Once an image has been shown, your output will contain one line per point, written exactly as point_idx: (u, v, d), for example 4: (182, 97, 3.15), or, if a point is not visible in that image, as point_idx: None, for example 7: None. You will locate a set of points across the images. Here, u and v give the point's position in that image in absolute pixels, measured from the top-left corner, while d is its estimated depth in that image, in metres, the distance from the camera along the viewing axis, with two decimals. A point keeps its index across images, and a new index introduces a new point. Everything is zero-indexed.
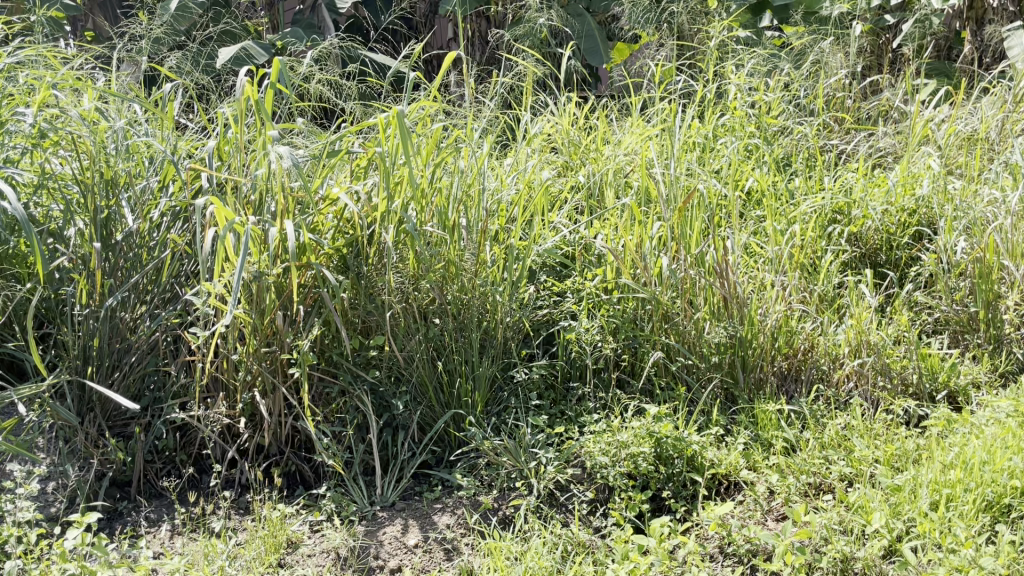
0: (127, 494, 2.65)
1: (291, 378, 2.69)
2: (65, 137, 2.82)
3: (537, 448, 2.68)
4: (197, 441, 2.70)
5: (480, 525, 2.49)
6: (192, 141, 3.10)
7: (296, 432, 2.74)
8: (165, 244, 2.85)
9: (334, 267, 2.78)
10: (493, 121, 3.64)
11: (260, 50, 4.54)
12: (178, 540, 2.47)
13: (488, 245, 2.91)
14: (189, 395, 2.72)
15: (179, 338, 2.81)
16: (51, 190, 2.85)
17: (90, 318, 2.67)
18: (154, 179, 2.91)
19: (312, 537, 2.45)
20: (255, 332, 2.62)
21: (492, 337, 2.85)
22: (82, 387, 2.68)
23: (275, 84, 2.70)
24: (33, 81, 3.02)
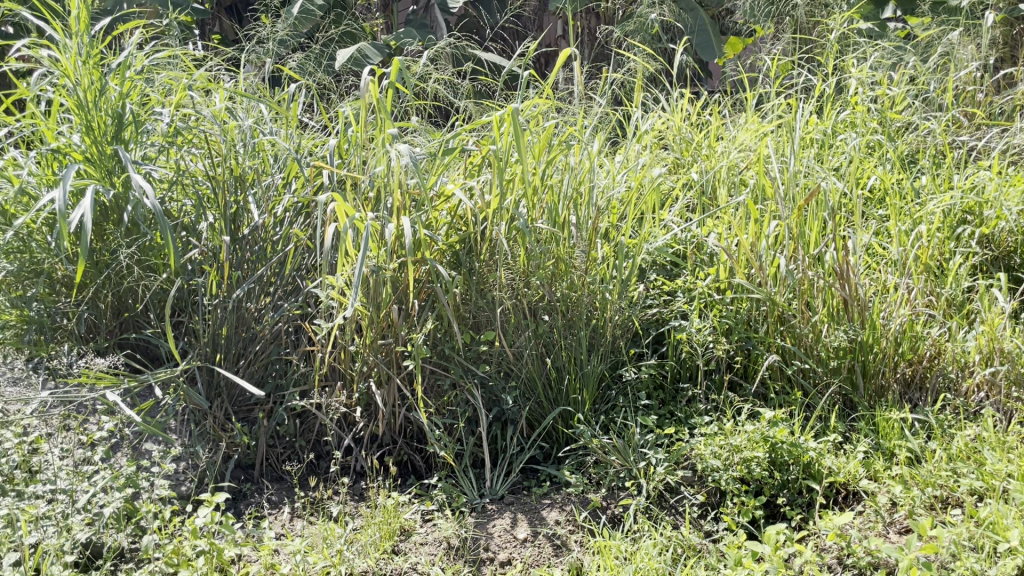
0: (251, 476, 2.78)
1: (404, 369, 2.75)
2: (198, 136, 2.98)
3: (646, 448, 2.65)
4: (316, 428, 2.81)
5: (589, 522, 2.49)
6: (313, 139, 3.23)
7: (408, 423, 2.81)
8: (288, 239, 2.97)
9: (447, 262, 2.83)
10: (604, 118, 3.63)
11: (376, 50, 4.66)
12: (298, 523, 2.56)
13: (599, 242, 2.90)
14: (309, 383, 2.83)
15: (300, 329, 2.93)
16: (185, 186, 2.95)
17: (220, 307, 2.81)
18: (279, 176, 3.05)
19: (424, 526, 2.50)
20: (371, 324, 2.71)
21: (601, 335, 2.83)
22: (211, 373, 2.82)
23: (395, 83, 2.78)
24: (170, 83, 3.19)
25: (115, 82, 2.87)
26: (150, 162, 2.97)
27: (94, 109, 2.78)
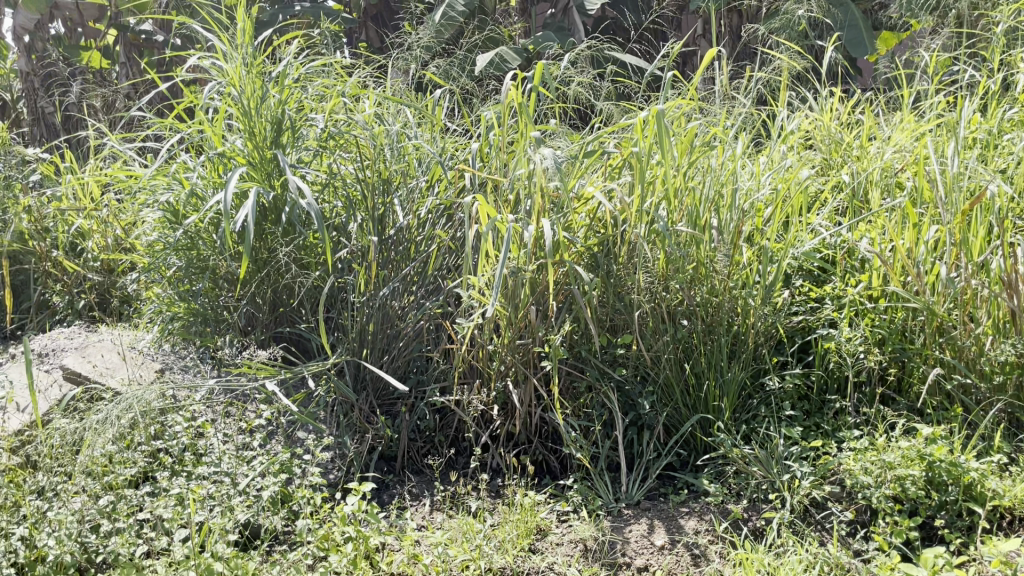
0: (393, 468, 2.88)
1: (541, 370, 2.77)
2: (349, 141, 3.12)
3: (791, 461, 2.56)
4: (455, 424, 2.89)
5: (729, 533, 2.44)
6: (455, 143, 3.30)
7: (544, 423, 2.83)
8: (431, 240, 3.05)
9: (585, 264, 2.82)
10: (748, 119, 3.53)
11: (515, 54, 4.72)
12: (437, 516, 2.63)
13: (743, 246, 2.81)
14: (449, 380, 2.90)
15: (441, 327, 3.01)
16: (336, 188, 3.11)
17: (367, 305, 2.93)
18: (423, 178, 3.13)
19: (560, 526, 2.51)
20: (509, 325, 2.75)
21: (743, 342, 2.75)
22: (357, 367, 2.95)
23: (537, 87, 2.80)
24: (323, 90, 3.35)
25: (275, 89, 3.03)
26: (305, 166, 3.13)
27: (257, 115, 2.97)
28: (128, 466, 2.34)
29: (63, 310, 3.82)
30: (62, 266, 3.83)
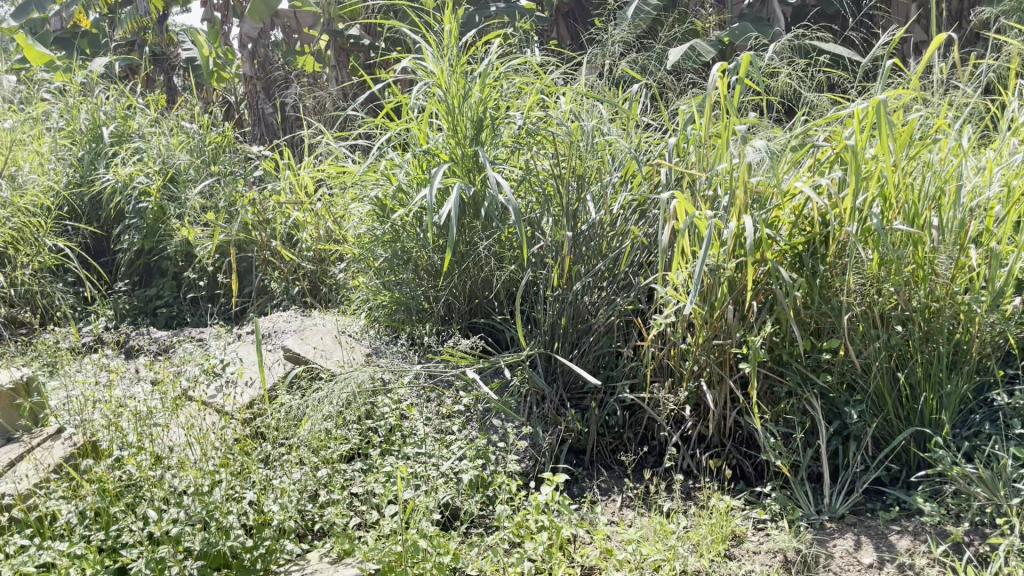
0: (582, 462, 2.89)
1: (738, 372, 2.68)
2: (545, 138, 3.15)
3: (1021, 485, 2.34)
4: (644, 421, 2.87)
5: (948, 557, 2.26)
6: (650, 138, 3.24)
7: (739, 427, 2.75)
8: (624, 236, 2.99)
9: (788, 264, 2.69)
10: (975, 109, 3.24)
11: (710, 46, 4.61)
12: (628, 513, 2.62)
13: (969, 248, 2.57)
14: (640, 377, 2.88)
15: (632, 323, 2.99)
16: (531, 183, 3.15)
17: (560, 299, 2.95)
18: (617, 174, 3.08)
19: (757, 535, 2.43)
20: (705, 324, 2.67)
21: (966, 353, 2.54)
22: (549, 360, 3.01)
23: (744, 78, 2.68)
24: (522, 87, 3.40)
25: (476, 88, 3.11)
26: (502, 162, 3.20)
27: (460, 112, 3.08)
28: (341, 443, 2.51)
29: (279, 295, 4.17)
30: (280, 255, 4.16)
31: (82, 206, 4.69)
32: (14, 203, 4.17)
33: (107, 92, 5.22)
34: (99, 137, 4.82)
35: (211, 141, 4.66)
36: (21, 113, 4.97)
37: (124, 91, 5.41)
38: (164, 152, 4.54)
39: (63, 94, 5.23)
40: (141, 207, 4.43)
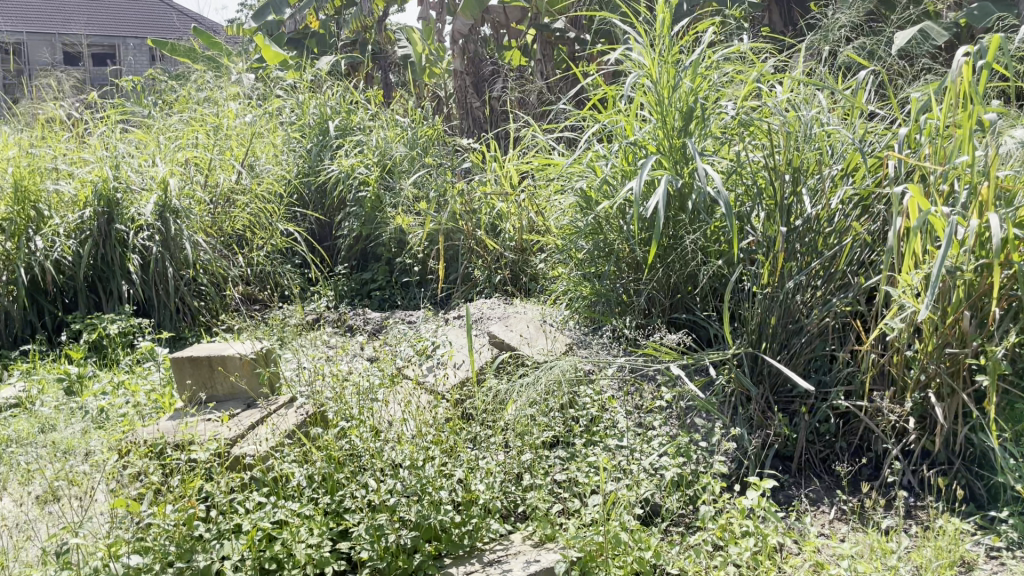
0: (789, 469, 2.75)
1: (972, 385, 2.47)
2: (759, 129, 3.02)
3: None
4: (860, 431, 2.71)
5: None
6: (875, 128, 3.03)
7: (970, 445, 2.54)
8: (843, 233, 2.82)
9: None
10: None
11: (943, 28, 4.24)
12: (840, 527, 2.48)
13: None
14: (856, 384, 2.72)
15: (849, 326, 2.82)
16: (742, 175, 3.04)
17: (769, 297, 2.81)
18: (837, 167, 2.88)
19: (990, 563, 2.23)
20: (935, 330, 2.47)
21: None
22: (754, 360, 2.88)
23: (993, 62, 2.44)
24: (735, 75, 3.29)
25: (688, 78, 3.05)
26: (711, 154, 3.11)
27: (669, 104, 3.04)
28: (545, 430, 2.56)
29: (482, 283, 4.31)
30: (484, 244, 4.30)
31: (309, 194, 5.09)
32: (253, 189, 4.76)
33: (334, 88, 5.65)
34: (325, 130, 5.23)
35: (422, 134, 5.06)
36: (260, 109, 5.49)
37: (348, 87, 5.83)
38: (382, 144, 4.93)
39: (296, 91, 5.71)
40: (361, 196, 4.78)
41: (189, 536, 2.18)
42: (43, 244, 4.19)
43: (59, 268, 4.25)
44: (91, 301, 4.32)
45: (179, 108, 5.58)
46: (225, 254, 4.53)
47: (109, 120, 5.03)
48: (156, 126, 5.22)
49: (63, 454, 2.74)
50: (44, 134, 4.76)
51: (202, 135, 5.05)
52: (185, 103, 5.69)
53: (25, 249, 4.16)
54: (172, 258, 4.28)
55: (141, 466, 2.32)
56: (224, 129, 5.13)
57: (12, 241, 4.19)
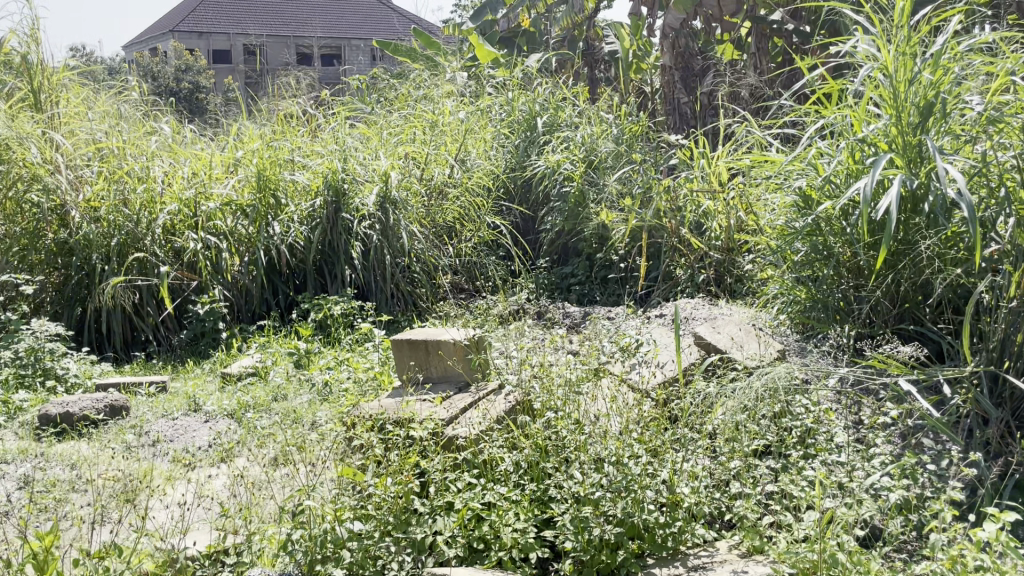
0: None
1: None
2: (1011, 126, 2.74)
3: None
4: None
5: None
6: None
7: None
8: None
9: None
10: None
11: None
12: None
13: None
14: None
15: None
16: (987, 177, 2.76)
17: (1017, 311, 2.53)
18: None
19: None
20: None
21: None
22: (996, 379, 2.62)
23: None
24: (982, 67, 3.00)
25: (927, 70, 2.81)
26: (951, 154, 2.86)
27: (904, 98, 2.82)
28: (756, 437, 2.45)
29: (684, 282, 4.26)
30: (688, 242, 4.28)
31: (515, 189, 5.31)
32: (464, 183, 5.05)
33: (543, 86, 5.79)
34: (533, 127, 5.38)
35: (628, 131, 5.13)
36: (472, 106, 5.74)
37: (556, 85, 5.95)
38: (589, 142, 5.05)
39: (506, 88, 5.90)
40: (565, 192, 4.89)
41: (405, 508, 2.31)
42: (280, 229, 4.63)
43: (293, 252, 4.70)
44: (317, 283, 4.71)
45: (399, 105, 5.91)
46: (437, 244, 4.86)
47: (339, 116, 5.44)
48: (379, 122, 5.57)
49: (296, 422, 3.15)
50: (283, 128, 5.22)
51: (419, 130, 5.34)
52: (404, 100, 6.03)
53: (265, 233, 4.60)
54: (390, 247, 4.67)
55: (365, 439, 2.49)
56: (439, 125, 5.40)
57: (254, 226, 4.64)
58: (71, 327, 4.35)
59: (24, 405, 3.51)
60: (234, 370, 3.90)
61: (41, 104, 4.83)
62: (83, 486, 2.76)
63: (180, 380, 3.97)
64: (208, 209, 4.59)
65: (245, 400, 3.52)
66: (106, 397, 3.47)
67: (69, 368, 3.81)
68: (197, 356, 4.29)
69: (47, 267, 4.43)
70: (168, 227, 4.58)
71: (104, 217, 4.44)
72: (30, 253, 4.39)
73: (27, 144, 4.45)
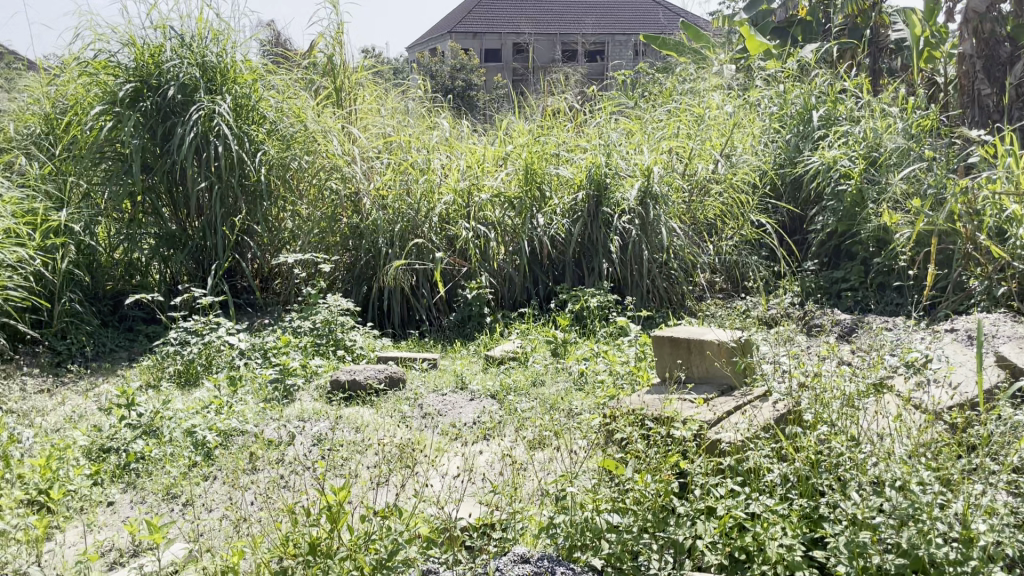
0: None
1: None
2: None
3: None
4: None
5: None
6: None
7: None
8: None
9: None
10: None
11: None
12: None
13: None
14: None
15: None
16: None
17: None
18: None
19: None
20: None
21: None
22: None
23: None
24: None
25: None
26: None
27: None
28: None
29: (977, 295, 3.90)
30: (985, 250, 3.92)
31: (784, 186, 5.16)
32: (728, 179, 4.96)
33: (821, 78, 5.55)
34: (808, 120, 5.19)
35: (916, 126, 4.84)
36: (740, 99, 5.59)
37: (835, 76, 5.68)
38: (872, 135, 4.81)
39: (779, 81, 5.73)
40: (841, 190, 4.67)
41: (664, 508, 2.28)
42: (544, 222, 4.80)
43: (554, 244, 4.85)
44: (575, 276, 4.84)
45: (664, 100, 5.85)
46: (697, 241, 4.84)
47: (605, 110, 5.53)
48: (644, 117, 5.55)
49: (554, 410, 3.26)
50: (550, 121, 5.37)
51: (684, 125, 5.28)
52: (669, 94, 5.98)
53: (530, 225, 4.79)
54: (648, 243, 4.67)
55: (628, 432, 2.50)
56: (707, 119, 5.34)
57: (520, 216, 4.85)
58: (358, 304, 4.77)
59: (318, 369, 3.93)
60: (497, 353, 4.11)
61: (342, 102, 5.43)
62: (366, 450, 3.04)
63: (448, 359, 4.24)
64: (480, 200, 4.86)
65: (507, 383, 3.70)
66: (386, 368, 3.80)
67: (356, 340, 4.23)
68: (464, 338, 4.57)
69: (342, 248, 4.90)
70: (443, 216, 4.91)
71: (391, 205, 4.86)
72: (328, 235, 4.86)
73: (330, 136, 4.96)
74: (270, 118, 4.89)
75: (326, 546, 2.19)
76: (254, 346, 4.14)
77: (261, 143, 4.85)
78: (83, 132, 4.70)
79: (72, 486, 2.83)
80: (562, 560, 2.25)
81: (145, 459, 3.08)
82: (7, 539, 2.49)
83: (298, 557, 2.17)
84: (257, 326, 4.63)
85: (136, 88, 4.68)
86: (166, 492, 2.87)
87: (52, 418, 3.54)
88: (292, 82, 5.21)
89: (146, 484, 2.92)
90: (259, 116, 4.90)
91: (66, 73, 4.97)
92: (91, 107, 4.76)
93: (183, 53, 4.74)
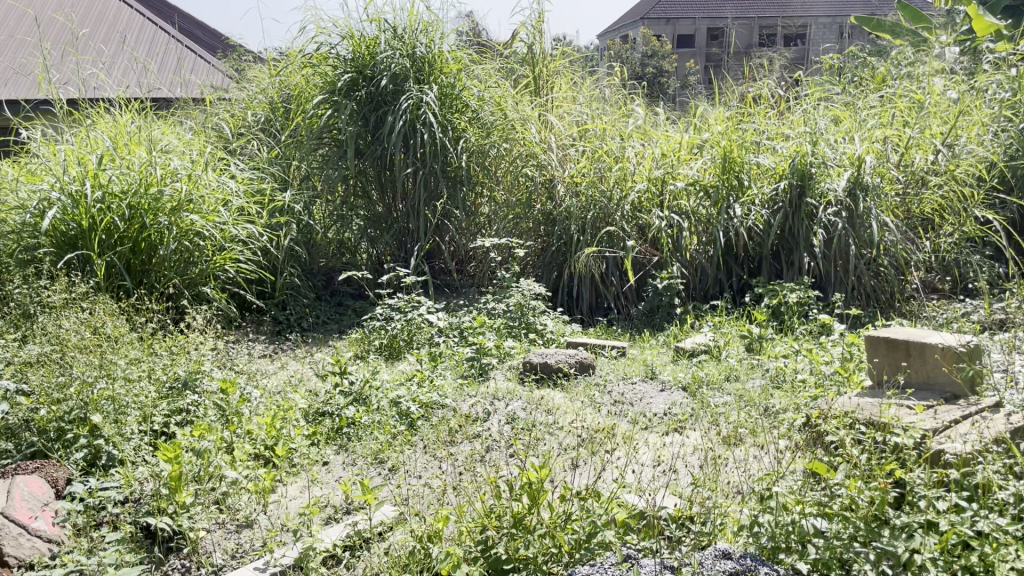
0: None
1: None
2: None
3: None
4: None
5: None
6: None
7: None
8: None
9: None
10: None
11: None
12: None
13: None
14: None
15: None
16: None
17: None
18: None
19: None
20: None
21: None
22: None
23: None
24: None
25: None
26: None
27: None
28: None
29: None
30: None
31: (1015, 179, 4.77)
32: (950, 171, 4.63)
33: None
34: None
35: None
36: (964, 85, 5.17)
37: None
38: None
39: (1011, 65, 5.25)
40: None
41: (878, 517, 2.16)
42: (741, 212, 4.64)
43: (751, 235, 4.69)
44: (772, 269, 4.67)
45: (876, 86, 5.51)
46: (911, 238, 4.58)
47: (811, 97, 5.30)
48: (854, 103, 5.26)
49: (750, 406, 3.19)
50: (751, 108, 5.20)
51: (900, 112, 4.95)
52: (882, 80, 5.64)
53: (725, 215, 4.64)
54: (856, 236, 4.43)
55: (840, 435, 2.39)
56: (926, 105, 4.99)
57: (715, 207, 4.74)
58: (549, 288, 4.84)
59: (512, 351, 4.07)
60: (688, 345, 4.04)
61: (539, 90, 5.54)
62: (560, 431, 3.11)
63: (638, 347, 4.24)
64: (675, 189, 4.80)
65: (699, 374, 3.64)
66: (577, 354, 3.85)
67: (547, 324, 4.33)
68: (652, 328, 4.52)
69: (536, 234, 5.02)
70: (636, 205, 4.90)
71: (584, 192, 4.90)
72: (523, 221, 5.02)
73: (528, 124, 5.10)
74: (472, 106, 5.08)
75: (527, 520, 2.23)
76: (452, 325, 4.33)
77: (463, 130, 5.06)
78: (305, 119, 5.08)
79: (295, 443, 3.07)
80: (766, 560, 2.18)
81: (356, 425, 3.31)
82: (240, 488, 2.74)
83: (501, 528, 2.24)
84: (453, 307, 4.84)
85: (353, 78, 5.00)
86: (374, 457, 3.07)
87: (274, 380, 3.87)
88: (493, 72, 5.37)
89: (357, 448, 3.14)
90: (462, 104, 5.10)
91: (291, 65, 5.38)
92: (312, 95, 5.13)
93: (396, 45, 5.00)
